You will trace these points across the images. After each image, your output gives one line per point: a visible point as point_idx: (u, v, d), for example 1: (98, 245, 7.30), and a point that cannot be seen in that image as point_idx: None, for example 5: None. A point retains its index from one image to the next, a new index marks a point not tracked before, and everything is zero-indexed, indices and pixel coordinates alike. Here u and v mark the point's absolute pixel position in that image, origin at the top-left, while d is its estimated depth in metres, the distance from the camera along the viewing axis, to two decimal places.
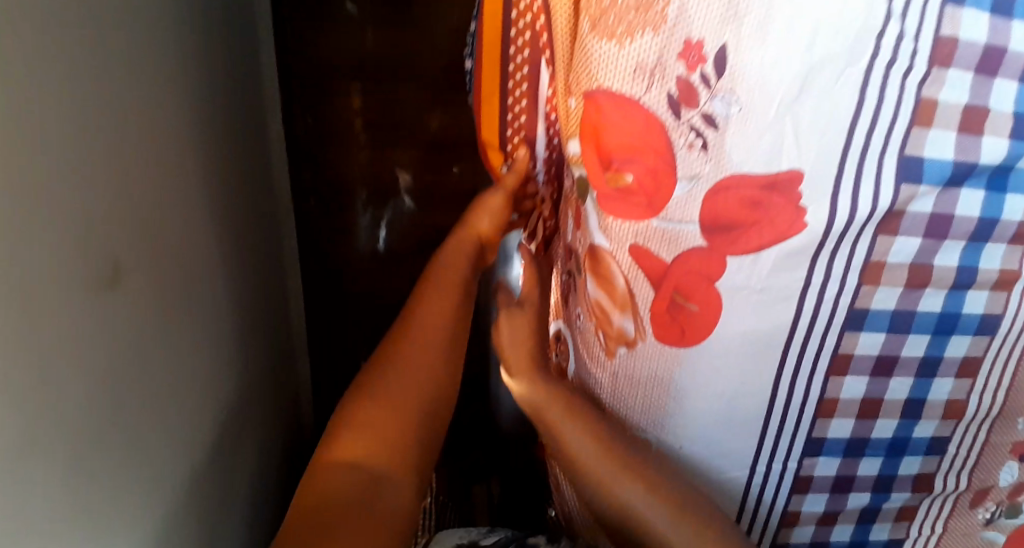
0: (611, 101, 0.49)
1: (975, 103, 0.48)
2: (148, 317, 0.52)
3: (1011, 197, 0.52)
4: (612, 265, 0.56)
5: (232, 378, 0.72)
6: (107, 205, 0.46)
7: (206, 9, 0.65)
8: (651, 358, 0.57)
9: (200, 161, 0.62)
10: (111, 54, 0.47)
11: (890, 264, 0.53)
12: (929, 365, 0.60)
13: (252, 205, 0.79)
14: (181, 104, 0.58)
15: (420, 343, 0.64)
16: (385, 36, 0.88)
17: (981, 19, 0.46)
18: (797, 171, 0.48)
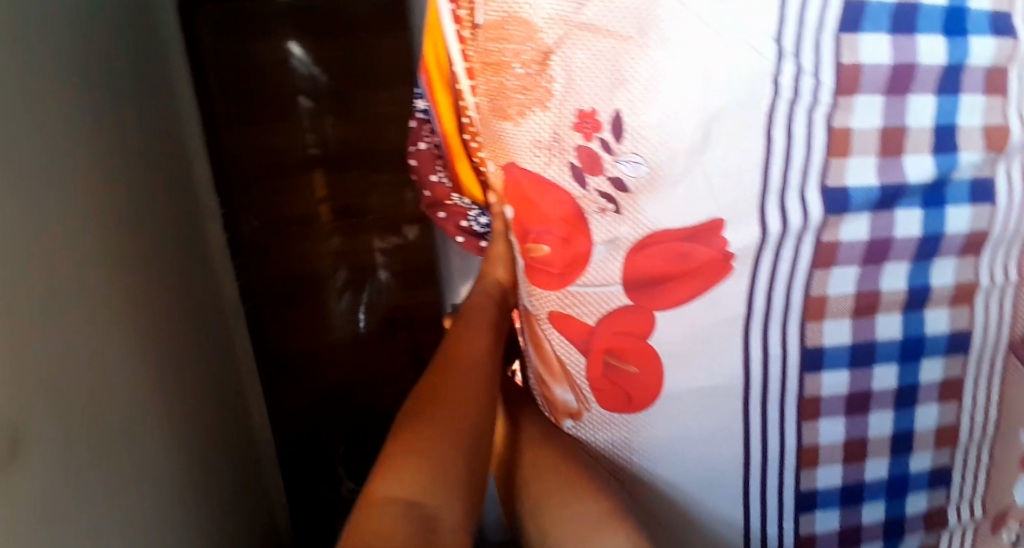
0: (526, 176, 0.48)
1: (892, 124, 0.46)
2: (99, 442, 0.49)
3: (954, 209, 0.50)
4: (540, 334, 0.55)
5: (205, 496, 0.67)
6: (69, 330, 0.47)
7: (140, 127, 0.67)
8: (601, 425, 0.55)
9: (150, 275, 0.62)
10: (65, 186, 0.49)
11: (832, 296, 0.50)
12: (905, 395, 0.55)
13: (202, 310, 0.77)
14: (125, 225, 0.59)
15: (471, 358, 0.55)
16: (344, 122, 0.91)
17: (880, 39, 0.44)
18: (717, 221, 0.47)
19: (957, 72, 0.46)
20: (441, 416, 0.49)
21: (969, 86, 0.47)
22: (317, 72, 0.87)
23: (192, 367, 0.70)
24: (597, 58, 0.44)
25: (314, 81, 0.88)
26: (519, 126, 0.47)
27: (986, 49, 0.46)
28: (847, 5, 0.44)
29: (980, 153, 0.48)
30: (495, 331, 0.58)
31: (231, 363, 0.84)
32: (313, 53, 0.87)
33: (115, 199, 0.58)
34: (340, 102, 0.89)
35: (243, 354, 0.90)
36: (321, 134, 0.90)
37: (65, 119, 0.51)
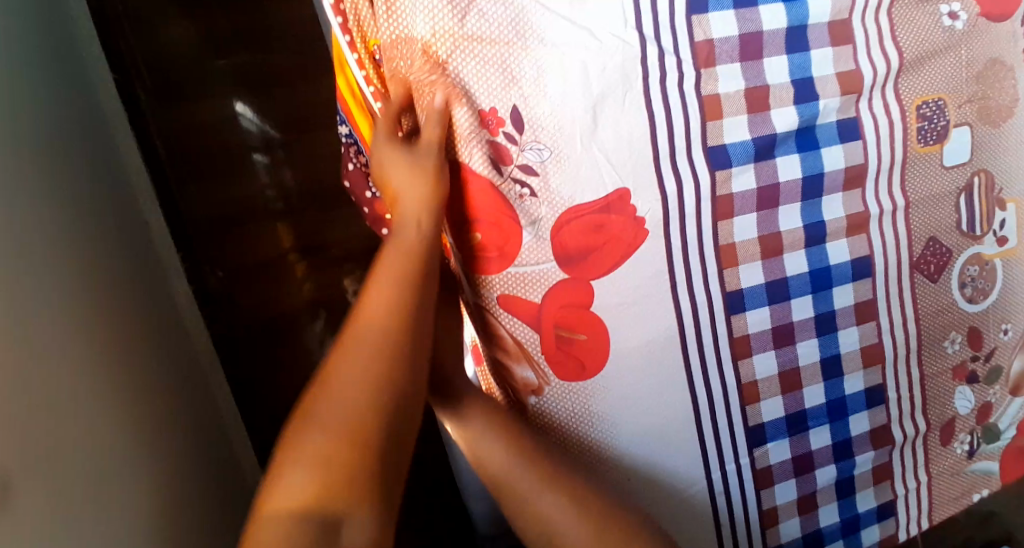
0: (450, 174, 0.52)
1: (754, 84, 0.53)
2: (89, 469, 0.52)
3: (827, 149, 0.56)
4: (491, 321, 0.56)
5: (199, 521, 0.69)
6: (53, 356, 0.52)
7: (94, 182, 0.72)
8: (561, 399, 0.57)
9: (123, 316, 0.68)
10: (43, 239, 0.56)
11: (739, 242, 0.55)
12: (826, 322, 0.59)
13: (176, 350, 0.80)
14: (95, 279, 0.64)
15: (372, 332, 0.43)
16: (301, 167, 0.97)
17: (727, 15, 0.52)
18: (623, 189, 0.52)
19: (801, 31, 0.54)
20: (319, 432, 0.38)
21: (816, 40, 0.54)
22: (266, 126, 0.95)
23: (169, 397, 0.73)
24: (486, 64, 0.50)
25: (267, 136, 0.96)
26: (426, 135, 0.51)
27: (821, 9, 0.54)
28: None
29: (836, 98, 0.55)
30: (413, 303, 0.45)
31: (210, 400, 0.87)
32: (262, 111, 0.95)
33: (84, 244, 0.64)
34: (293, 149, 0.97)
35: (224, 400, 0.92)
36: (280, 185, 0.97)
37: (39, 184, 0.59)
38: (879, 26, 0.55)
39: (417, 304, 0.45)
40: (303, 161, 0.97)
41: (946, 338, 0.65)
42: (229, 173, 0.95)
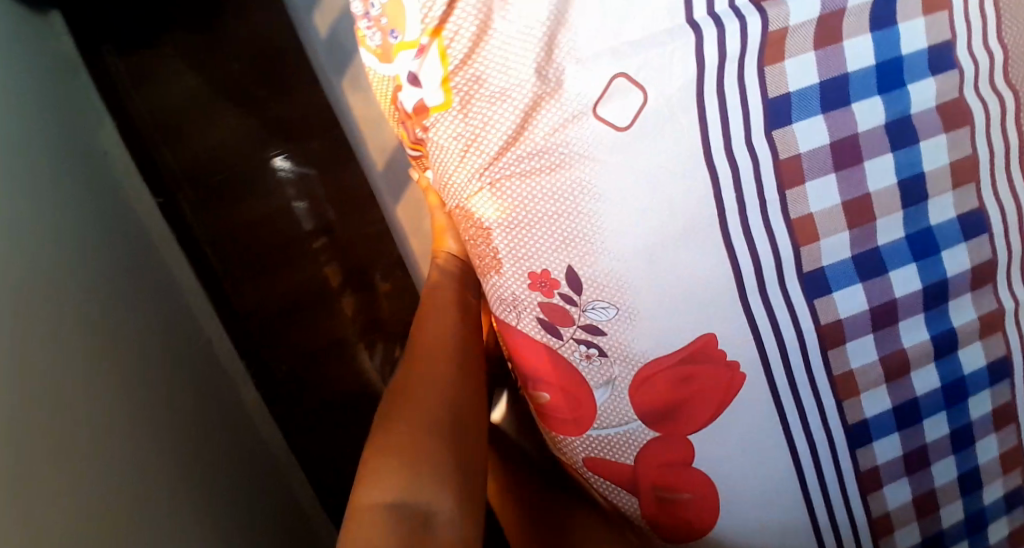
0: (510, 329, 0.49)
1: (853, 194, 0.45)
2: None
3: (948, 252, 0.48)
4: (585, 478, 0.54)
5: None
6: None
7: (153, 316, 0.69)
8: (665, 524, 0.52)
9: (201, 460, 0.65)
10: (109, 414, 0.53)
11: (858, 369, 0.48)
12: (962, 437, 0.52)
13: (254, 470, 0.77)
14: (169, 433, 0.61)
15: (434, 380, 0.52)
16: (347, 206, 0.90)
17: (815, 122, 0.44)
18: (709, 335, 0.46)
19: (906, 123, 0.45)
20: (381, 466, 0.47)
21: (925, 129, 0.46)
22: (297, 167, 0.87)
23: (255, 508, 0.72)
24: (536, 227, 0.45)
25: (306, 181, 0.88)
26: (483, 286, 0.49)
27: (925, 93, 0.45)
28: (773, 102, 0.43)
29: (949, 193, 0.47)
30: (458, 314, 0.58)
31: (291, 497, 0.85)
32: (299, 156, 0.87)
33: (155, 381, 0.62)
34: (329, 177, 0.88)
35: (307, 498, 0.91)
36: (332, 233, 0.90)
37: (104, 350, 0.56)
38: (994, 103, 0.47)
39: (459, 363, 0.54)
40: (347, 200, 0.89)
41: None
42: (288, 254, 0.89)
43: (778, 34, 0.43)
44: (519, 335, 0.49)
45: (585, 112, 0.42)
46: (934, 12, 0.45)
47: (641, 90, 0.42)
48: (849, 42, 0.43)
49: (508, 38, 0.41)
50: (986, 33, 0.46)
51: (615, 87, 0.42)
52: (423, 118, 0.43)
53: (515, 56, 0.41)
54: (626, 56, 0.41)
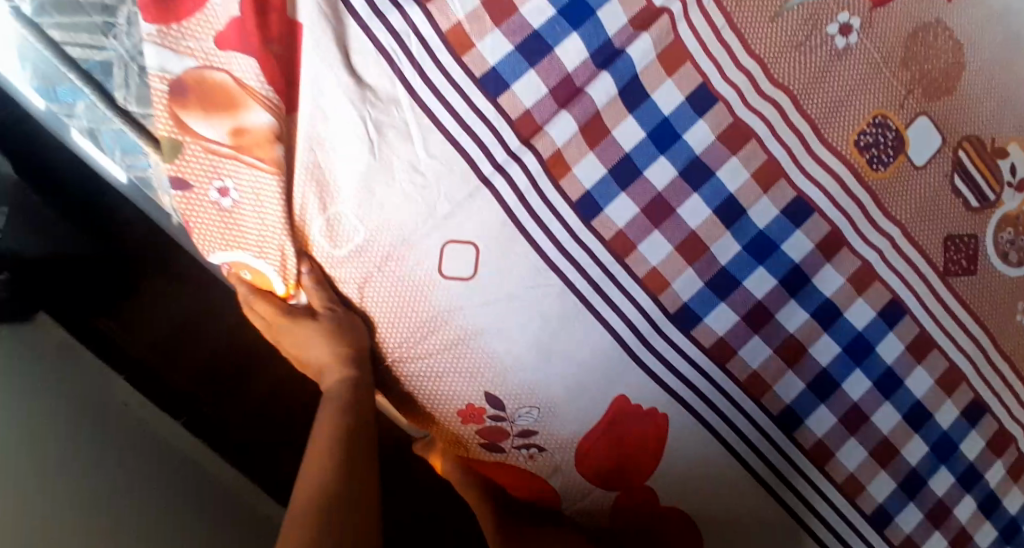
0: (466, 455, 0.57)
1: (679, 238, 0.52)
2: None
3: (787, 241, 0.54)
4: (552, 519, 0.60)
5: None
6: None
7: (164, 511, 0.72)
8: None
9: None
10: None
11: (760, 367, 0.54)
12: (888, 382, 0.56)
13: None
14: None
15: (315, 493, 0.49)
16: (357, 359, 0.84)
17: (620, 201, 0.51)
18: (619, 396, 0.53)
19: (695, 165, 0.52)
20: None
21: (715, 161, 0.53)
22: None
23: None
24: (444, 376, 0.53)
25: None
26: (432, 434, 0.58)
27: (700, 133, 0.52)
28: (578, 200, 0.51)
29: (763, 198, 0.53)
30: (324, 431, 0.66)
31: None
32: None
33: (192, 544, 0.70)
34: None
35: None
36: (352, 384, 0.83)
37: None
38: (776, 105, 0.53)
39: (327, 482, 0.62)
40: None
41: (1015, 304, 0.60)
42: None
43: (552, 156, 0.51)
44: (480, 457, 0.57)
45: (433, 280, 0.51)
46: (677, 71, 0.52)
47: (471, 243, 0.50)
48: (617, 130, 0.52)
49: (352, 257, 0.51)
50: (735, 57, 0.52)
51: (448, 251, 0.50)
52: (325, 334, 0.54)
53: (363, 266, 0.51)
54: (446, 225, 0.50)
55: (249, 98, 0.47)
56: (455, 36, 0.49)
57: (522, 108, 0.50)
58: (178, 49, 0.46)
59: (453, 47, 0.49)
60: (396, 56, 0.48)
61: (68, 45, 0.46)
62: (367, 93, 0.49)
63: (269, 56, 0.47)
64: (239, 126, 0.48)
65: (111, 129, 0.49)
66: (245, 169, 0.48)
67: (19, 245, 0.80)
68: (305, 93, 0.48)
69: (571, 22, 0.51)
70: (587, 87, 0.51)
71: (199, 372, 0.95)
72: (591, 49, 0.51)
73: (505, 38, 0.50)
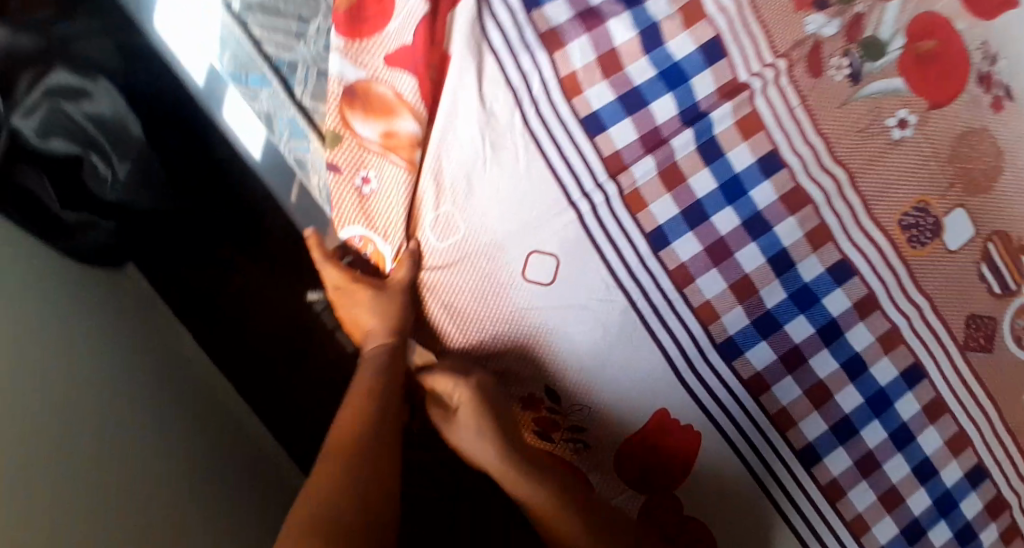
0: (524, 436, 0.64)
1: (734, 278, 0.59)
2: None
3: (828, 296, 0.60)
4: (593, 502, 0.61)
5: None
6: None
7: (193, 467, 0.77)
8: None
9: None
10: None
11: (789, 404, 0.61)
12: (902, 435, 0.63)
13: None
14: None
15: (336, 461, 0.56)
16: None
17: (688, 238, 0.59)
18: (661, 408, 0.60)
19: (756, 218, 0.60)
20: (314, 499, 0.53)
21: (775, 218, 0.60)
22: None
23: None
24: (514, 363, 0.61)
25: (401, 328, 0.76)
26: None
27: (765, 192, 0.60)
28: (650, 233, 0.59)
29: (812, 256, 0.60)
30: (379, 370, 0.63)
31: None
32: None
33: (234, 502, 0.79)
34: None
35: None
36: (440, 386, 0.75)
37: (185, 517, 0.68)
38: (831, 179, 0.60)
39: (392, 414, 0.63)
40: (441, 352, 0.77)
41: None
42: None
43: (631, 192, 0.59)
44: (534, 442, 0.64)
45: (517, 282, 0.59)
46: (752, 137, 0.60)
47: (553, 256, 0.58)
48: (692, 178, 0.59)
49: (451, 246, 0.60)
50: (803, 132, 0.60)
51: (533, 259, 0.58)
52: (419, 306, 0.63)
53: (459, 256, 0.60)
54: (535, 237, 0.58)
55: (402, 108, 0.59)
56: (570, 82, 0.58)
57: (615, 148, 0.59)
58: (357, 62, 0.60)
59: (566, 91, 0.58)
60: (518, 91, 0.58)
61: (266, 42, 0.62)
62: (495, 119, 0.58)
63: (423, 76, 0.58)
64: (390, 129, 0.59)
65: (287, 115, 0.62)
66: (387, 164, 0.60)
67: (128, 195, 0.81)
68: (442, 109, 0.58)
69: (666, 84, 0.60)
70: (671, 139, 0.59)
71: (260, 347, 1.04)
72: (680, 109, 0.60)
73: (610, 89, 0.59)
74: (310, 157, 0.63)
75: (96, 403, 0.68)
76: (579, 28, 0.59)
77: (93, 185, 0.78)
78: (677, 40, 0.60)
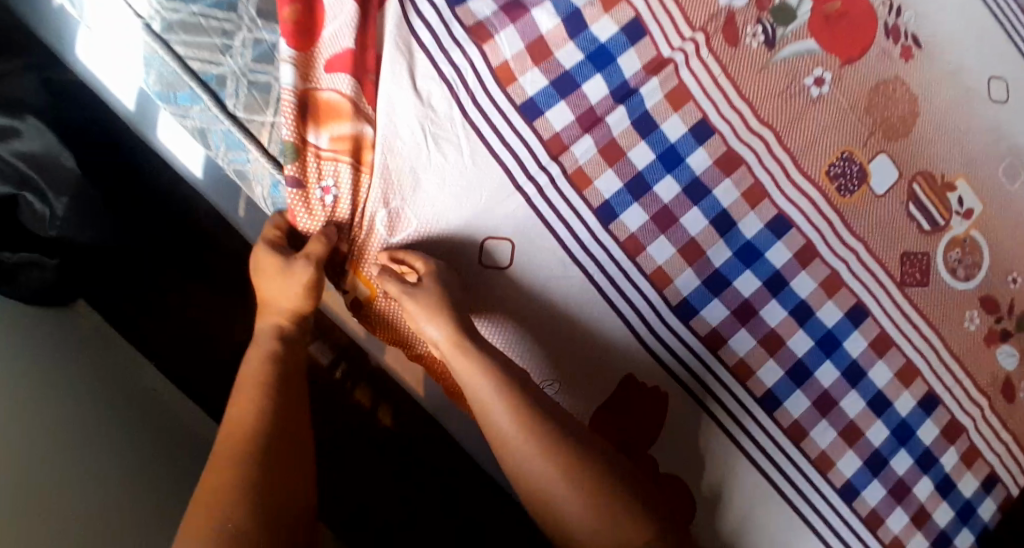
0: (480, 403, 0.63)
1: (682, 242, 0.62)
2: None
3: (770, 250, 0.63)
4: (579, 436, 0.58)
5: None
6: None
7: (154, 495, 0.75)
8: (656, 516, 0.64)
9: None
10: None
11: (745, 355, 0.63)
12: (853, 372, 0.67)
13: None
14: None
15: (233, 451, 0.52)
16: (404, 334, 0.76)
17: (634, 209, 0.61)
18: (627, 375, 0.62)
19: (695, 183, 0.62)
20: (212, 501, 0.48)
21: (712, 182, 0.62)
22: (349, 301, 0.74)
23: None
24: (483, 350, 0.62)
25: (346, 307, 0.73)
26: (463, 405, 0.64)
27: (701, 159, 0.62)
28: (597, 208, 0.61)
29: (751, 213, 0.63)
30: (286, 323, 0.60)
31: None
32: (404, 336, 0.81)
33: None
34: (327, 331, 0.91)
35: None
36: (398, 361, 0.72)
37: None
38: (762, 140, 0.64)
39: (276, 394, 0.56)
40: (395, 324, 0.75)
41: (964, 310, 0.71)
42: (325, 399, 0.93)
43: (575, 172, 0.61)
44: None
45: (476, 270, 0.60)
46: (682, 107, 0.63)
47: (508, 239, 0.60)
48: (631, 152, 0.61)
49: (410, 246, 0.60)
50: (729, 98, 0.63)
51: (488, 245, 0.60)
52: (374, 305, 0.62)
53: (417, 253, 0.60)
54: (488, 224, 0.60)
55: (355, 112, 0.57)
56: (503, 71, 0.60)
57: (553, 130, 0.61)
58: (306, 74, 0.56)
59: (501, 81, 0.60)
60: (453, 85, 0.59)
61: (190, 57, 0.55)
62: (435, 111, 0.59)
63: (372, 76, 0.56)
64: (340, 133, 0.57)
65: (221, 128, 0.57)
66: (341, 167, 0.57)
67: (70, 231, 0.80)
68: (393, 109, 0.58)
69: (595, 64, 0.62)
70: (606, 117, 0.61)
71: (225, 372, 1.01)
72: (611, 87, 0.62)
73: (543, 75, 0.60)
74: (250, 168, 0.59)
75: (54, 446, 0.67)
76: (505, 20, 0.60)
77: (34, 225, 0.77)
78: (600, 23, 0.62)
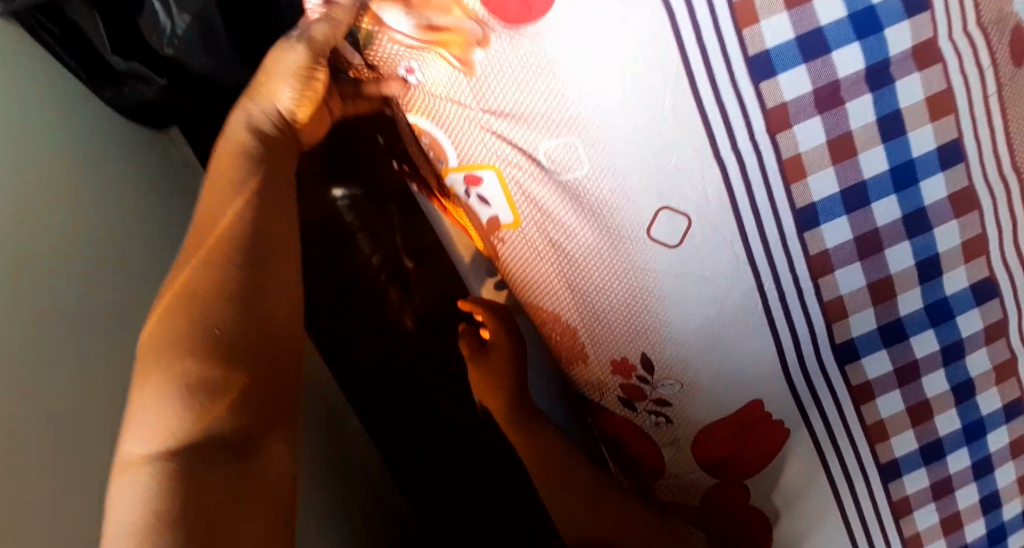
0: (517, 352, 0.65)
1: (876, 277, 0.52)
2: None
3: (961, 316, 0.55)
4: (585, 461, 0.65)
5: None
6: None
7: None
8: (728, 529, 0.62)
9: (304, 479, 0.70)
10: None
11: (888, 418, 0.57)
12: (983, 465, 0.61)
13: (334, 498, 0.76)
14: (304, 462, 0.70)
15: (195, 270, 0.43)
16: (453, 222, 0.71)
17: (839, 223, 0.50)
18: (755, 401, 0.56)
19: (919, 214, 0.51)
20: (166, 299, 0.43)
21: (936, 218, 0.51)
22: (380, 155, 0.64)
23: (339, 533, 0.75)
24: (617, 327, 0.56)
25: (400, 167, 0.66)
26: (565, 357, 0.61)
27: (936, 186, 0.50)
28: (798, 211, 0.50)
29: (960, 267, 0.53)
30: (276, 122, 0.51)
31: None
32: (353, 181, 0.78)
33: None
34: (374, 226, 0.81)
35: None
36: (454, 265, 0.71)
37: None
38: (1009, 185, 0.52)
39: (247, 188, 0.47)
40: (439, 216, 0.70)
41: None
42: None
43: (792, 159, 0.48)
44: (611, 406, 0.61)
45: (642, 238, 0.51)
46: (941, 118, 0.49)
47: (685, 216, 0.50)
48: (863, 155, 0.49)
49: (571, 207, 0.52)
50: (993, 124, 0.50)
51: (662, 216, 0.50)
52: (499, 231, 0.56)
53: (583, 214, 0.52)
54: (670, 193, 0.50)
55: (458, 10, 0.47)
56: (744, 9, 0.44)
57: (782, 101, 0.47)
58: None
59: (738, 20, 0.45)
60: (678, 13, 0.44)
61: None
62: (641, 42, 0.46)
63: None
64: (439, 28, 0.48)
65: None
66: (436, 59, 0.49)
67: None
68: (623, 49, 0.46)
69: (858, 32, 0.46)
70: (848, 102, 0.47)
71: None
72: (868, 64, 0.47)
73: (791, 24, 0.45)
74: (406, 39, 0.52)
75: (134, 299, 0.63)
76: None
77: (151, 39, 0.64)
78: None
